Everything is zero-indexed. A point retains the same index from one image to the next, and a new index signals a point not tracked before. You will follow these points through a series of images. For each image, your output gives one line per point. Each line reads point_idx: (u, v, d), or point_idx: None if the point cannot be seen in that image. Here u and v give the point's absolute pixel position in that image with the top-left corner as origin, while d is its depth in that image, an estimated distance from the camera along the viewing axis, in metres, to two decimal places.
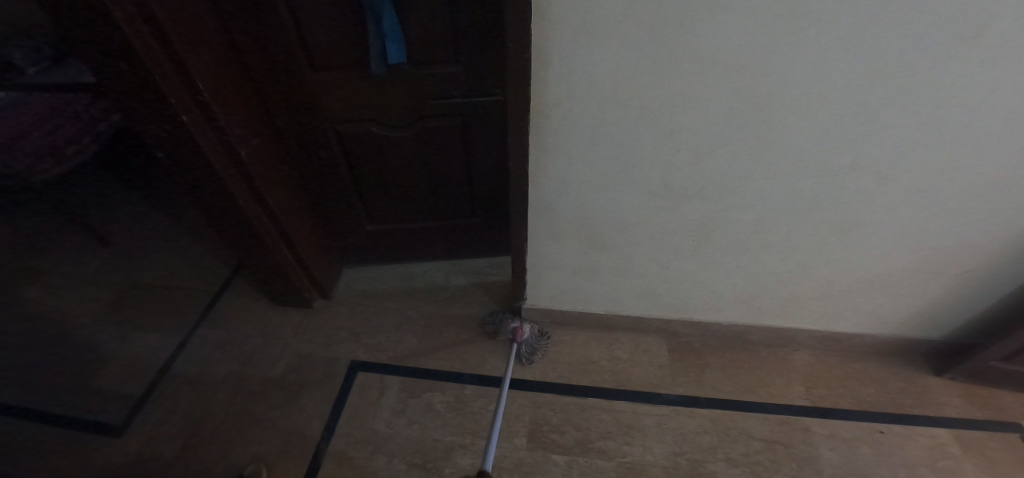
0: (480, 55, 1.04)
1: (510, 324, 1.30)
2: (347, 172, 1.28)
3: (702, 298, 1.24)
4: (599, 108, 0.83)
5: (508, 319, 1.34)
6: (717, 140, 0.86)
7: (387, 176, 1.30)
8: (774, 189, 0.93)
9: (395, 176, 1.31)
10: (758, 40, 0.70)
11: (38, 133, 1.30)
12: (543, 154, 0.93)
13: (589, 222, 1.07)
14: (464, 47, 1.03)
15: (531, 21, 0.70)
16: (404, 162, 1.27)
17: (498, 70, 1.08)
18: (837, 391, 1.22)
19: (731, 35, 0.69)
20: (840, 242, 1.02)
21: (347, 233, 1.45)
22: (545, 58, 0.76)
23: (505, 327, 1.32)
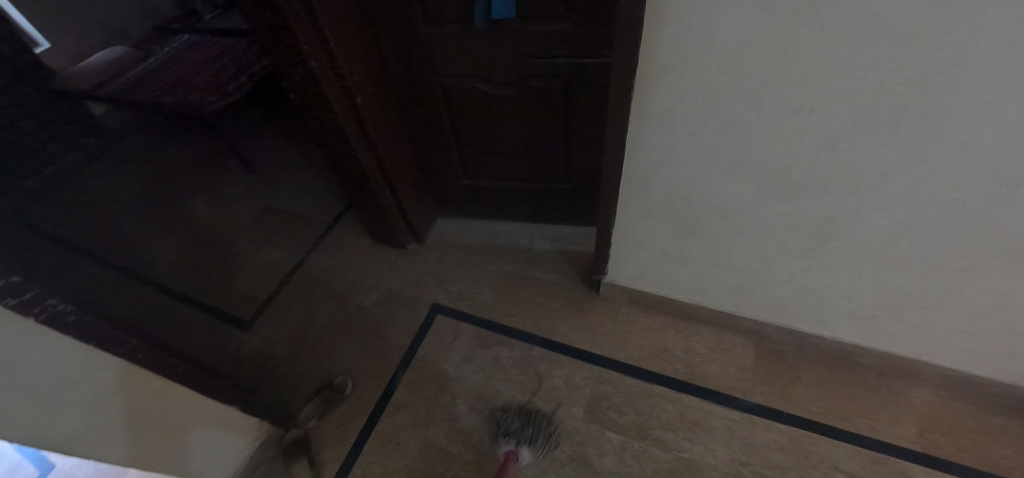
0: (592, 12, 0.98)
1: (503, 447, 1.07)
2: (449, 125, 1.32)
3: (806, 306, 1.10)
4: (715, 78, 0.74)
5: (504, 434, 1.10)
6: (858, 127, 0.72)
7: (485, 133, 1.33)
8: (924, 193, 0.77)
9: (492, 134, 1.32)
10: (941, 4, 0.56)
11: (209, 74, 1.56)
12: (643, 125, 0.87)
13: (685, 204, 0.99)
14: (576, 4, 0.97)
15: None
16: (502, 121, 1.28)
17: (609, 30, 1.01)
18: (962, 443, 1.03)
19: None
20: (1009, 271, 0.82)
21: (443, 184, 1.52)
22: (658, 19, 0.70)
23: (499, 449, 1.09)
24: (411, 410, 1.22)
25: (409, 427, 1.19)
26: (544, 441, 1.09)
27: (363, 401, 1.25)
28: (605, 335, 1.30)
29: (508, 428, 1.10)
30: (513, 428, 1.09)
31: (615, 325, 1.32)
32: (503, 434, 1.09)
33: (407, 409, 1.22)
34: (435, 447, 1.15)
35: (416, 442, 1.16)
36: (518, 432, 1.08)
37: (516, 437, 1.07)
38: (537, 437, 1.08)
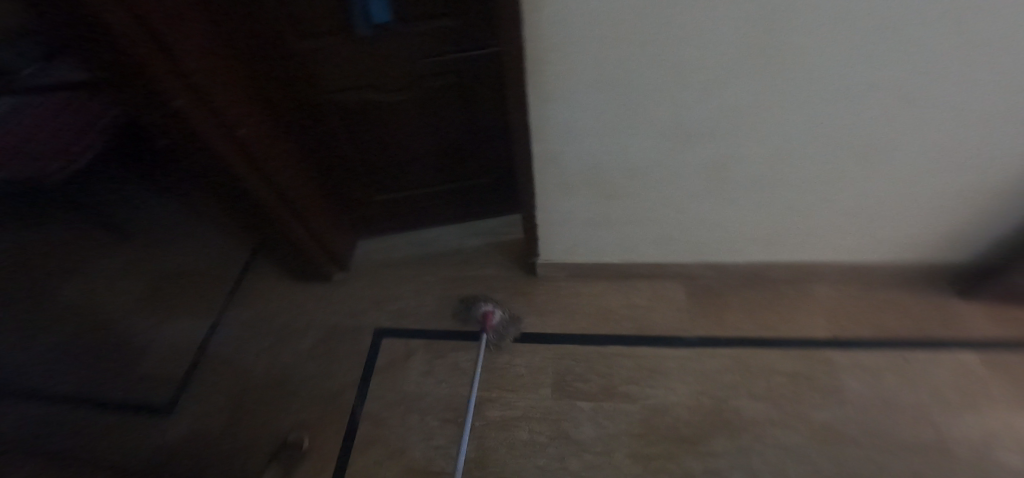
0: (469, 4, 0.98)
1: (482, 306, 1.28)
2: (349, 143, 1.26)
3: (719, 240, 1.23)
4: (601, 52, 0.79)
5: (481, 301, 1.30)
6: (729, 73, 0.81)
7: (389, 144, 1.28)
8: (791, 121, 0.89)
9: (397, 144, 1.29)
10: None
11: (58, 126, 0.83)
12: (545, 105, 0.90)
13: (598, 172, 1.04)
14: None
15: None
16: (405, 128, 1.24)
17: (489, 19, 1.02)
18: (860, 322, 1.22)
19: None
20: (864, 170, 0.98)
21: (357, 205, 1.45)
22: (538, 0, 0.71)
23: (475, 311, 1.29)
24: (380, 443, 1.15)
25: (383, 461, 1.13)
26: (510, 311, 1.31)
27: (327, 448, 1.16)
28: (554, 313, 1.34)
29: (489, 299, 1.32)
30: (494, 301, 1.32)
31: (560, 300, 1.36)
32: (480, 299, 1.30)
33: (376, 443, 1.15)
34: (415, 472, 1.10)
35: (394, 473, 1.10)
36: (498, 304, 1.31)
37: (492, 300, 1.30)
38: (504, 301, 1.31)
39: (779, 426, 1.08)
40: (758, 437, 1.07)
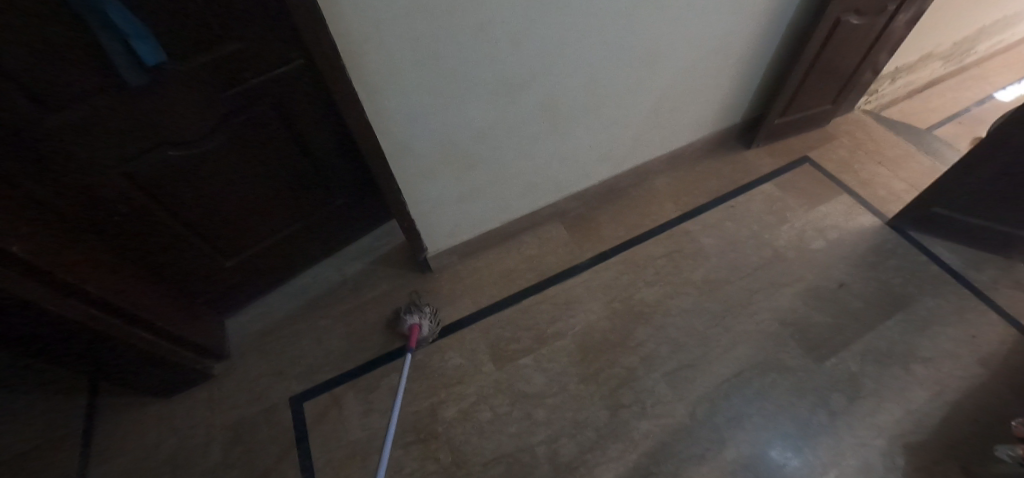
0: (259, 19, 0.87)
1: (410, 319, 1.22)
2: (165, 216, 1.04)
3: (573, 171, 1.37)
4: (410, 28, 0.79)
5: (407, 314, 1.24)
6: (527, 15, 0.89)
7: (218, 201, 1.10)
8: (586, 47, 1.03)
9: (228, 197, 1.11)
10: None
11: None
12: (376, 97, 0.87)
13: (453, 147, 1.05)
14: (236, 16, 0.84)
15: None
16: (230, 176, 1.08)
17: (287, 31, 0.92)
18: (693, 194, 1.51)
19: None
20: (648, 71, 1.20)
21: (205, 283, 1.23)
22: None
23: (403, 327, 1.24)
24: None
25: None
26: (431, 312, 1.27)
27: None
28: (463, 295, 1.34)
29: (409, 310, 1.25)
30: (413, 309, 1.25)
31: (464, 281, 1.37)
32: (406, 312, 1.24)
33: None
34: None
35: None
36: (418, 310, 1.25)
37: (418, 312, 1.24)
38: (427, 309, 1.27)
39: (674, 297, 1.29)
40: (665, 313, 1.27)
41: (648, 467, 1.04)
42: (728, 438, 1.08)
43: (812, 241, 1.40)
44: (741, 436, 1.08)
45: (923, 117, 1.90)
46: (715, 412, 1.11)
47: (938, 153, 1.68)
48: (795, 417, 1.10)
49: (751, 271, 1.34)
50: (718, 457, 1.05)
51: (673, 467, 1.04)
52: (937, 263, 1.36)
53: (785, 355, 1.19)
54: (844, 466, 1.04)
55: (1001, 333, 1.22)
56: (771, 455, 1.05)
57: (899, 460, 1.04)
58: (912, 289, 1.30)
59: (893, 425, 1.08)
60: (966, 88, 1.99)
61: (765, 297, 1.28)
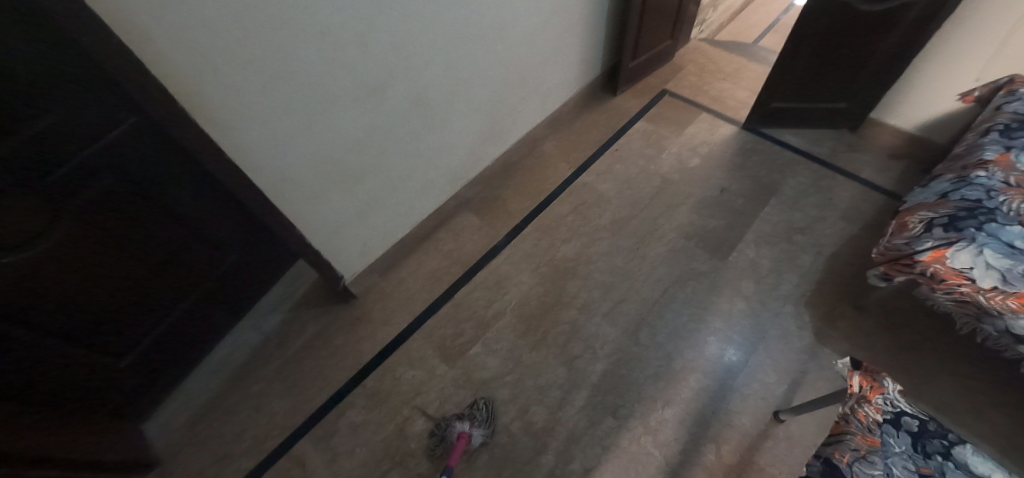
0: (65, 74, 0.69)
1: (458, 425, 1.05)
2: (8, 350, 0.80)
3: (463, 157, 1.38)
4: (245, 51, 0.74)
5: (454, 419, 1.07)
6: (365, 13, 0.88)
7: (91, 301, 0.91)
8: (435, 33, 1.04)
9: (103, 294, 0.92)
10: None
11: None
12: (232, 133, 0.81)
13: (333, 163, 1.02)
14: (30, 67, 0.65)
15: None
16: (97, 269, 0.89)
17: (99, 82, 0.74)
18: (580, 149, 1.61)
19: None
20: (502, 43, 1.24)
21: (91, 403, 1.00)
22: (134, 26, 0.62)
23: (448, 436, 1.06)
24: None
25: None
26: (487, 415, 1.09)
27: None
28: (396, 310, 1.30)
29: (462, 414, 1.08)
30: (469, 415, 1.08)
31: (392, 296, 1.32)
32: (455, 417, 1.07)
33: None
34: None
35: None
36: (474, 417, 1.08)
37: (469, 418, 1.07)
38: (483, 413, 1.09)
39: (591, 245, 1.37)
40: (587, 262, 1.34)
41: (615, 402, 1.11)
42: (673, 350, 1.18)
43: (689, 160, 1.55)
44: (682, 345, 1.18)
45: (748, 33, 2.13)
46: (655, 332, 1.21)
47: (764, 59, 1.94)
48: (719, 312, 1.23)
49: (648, 201, 1.46)
50: (670, 370, 1.15)
51: (635, 394, 1.12)
52: (787, 149, 1.58)
53: (696, 263, 1.32)
54: (768, 338, 1.18)
55: (847, 189, 1.46)
56: (710, 351, 1.17)
57: (806, 316, 1.21)
58: (776, 176, 1.50)
59: (794, 290, 1.26)
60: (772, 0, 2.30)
61: (666, 220, 1.41)
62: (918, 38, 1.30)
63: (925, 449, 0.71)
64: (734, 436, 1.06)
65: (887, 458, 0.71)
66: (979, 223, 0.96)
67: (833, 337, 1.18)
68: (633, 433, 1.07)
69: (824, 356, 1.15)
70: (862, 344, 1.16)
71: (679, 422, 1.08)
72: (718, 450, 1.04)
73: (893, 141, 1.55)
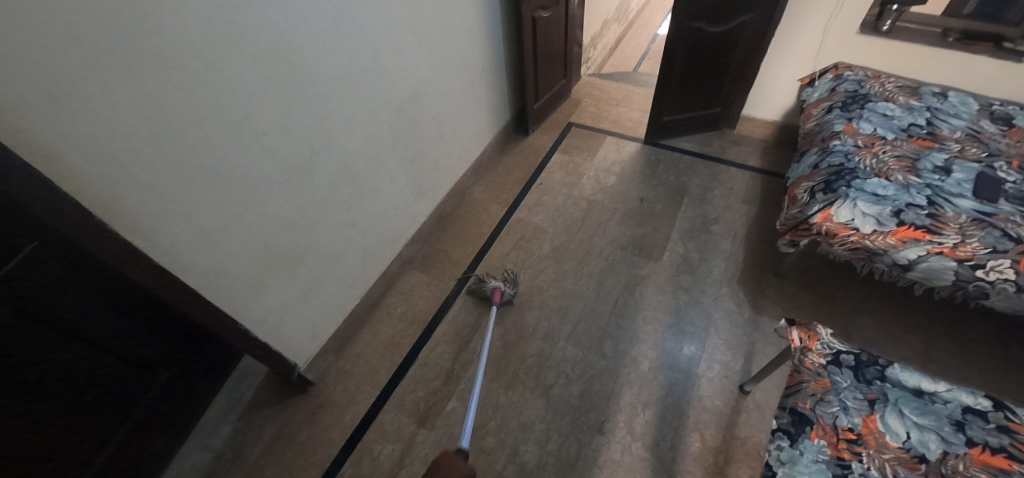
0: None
1: (493, 283, 1.33)
2: None
3: (398, 219, 1.40)
4: (163, 154, 0.73)
5: (489, 279, 1.35)
6: (280, 100, 0.91)
7: (6, 461, 0.77)
8: (351, 108, 1.09)
9: (21, 448, 0.79)
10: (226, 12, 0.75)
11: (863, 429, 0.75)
12: (156, 237, 0.77)
13: (268, 249, 0.99)
14: None
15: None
16: (12, 420, 0.77)
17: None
18: (507, 189, 1.70)
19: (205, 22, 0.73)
20: (416, 108, 1.33)
21: None
22: (40, 143, 0.60)
23: (485, 288, 1.34)
24: None
25: None
26: (513, 278, 1.38)
27: None
28: (358, 386, 1.23)
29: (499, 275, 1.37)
30: (504, 278, 1.37)
31: (352, 373, 1.26)
32: (489, 277, 1.35)
33: None
34: None
35: None
36: (507, 280, 1.36)
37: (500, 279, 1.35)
38: (509, 278, 1.37)
39: (540, 275, 1.43)
40: (539, 291, 1.39)
41: (599, 418, 1.13)
42: (637, 353, 1.23)
43: (606, 180, 1.69)
44: (643, 346, 1.25)
45: (627, 64, 2.43)
46: (618, 341, 1.26)
47: (646, 83, 2.21)
48: (668, 308, 1.32)
49: (581, 223, 1.56)
50: (640, 373, 1.20)
51: (615, 404, 1.15)
52: (685, 153, 1.79)
53: (636, 268, 1.42)
54: (715, 321, 1.29)
55: (742, 177, 1.66)
56: (670, 346, 1.24)
57: (740, 293, 1.34)
58: (682, 178, 1.68)
59: (724, 273, 1.38)
60: (639, 34, 2.65)
61: (600, 236, 1.51)
62: (758, 47, 1.59)
63: (866, 377, 0.81)
64: (711, 419, 1.11)
65: (839, 394, 0.80)
66: (848, 182, 1.16)
67: (767, 305, 1.30)
68: (623, 444, 1.09)
69: (764, 323, 1.26)
70: (792, 305, 1.30)
71: (661, 420, 1.12)
72: (702, 437, 1.09)
73: (765, 131, 1.81)
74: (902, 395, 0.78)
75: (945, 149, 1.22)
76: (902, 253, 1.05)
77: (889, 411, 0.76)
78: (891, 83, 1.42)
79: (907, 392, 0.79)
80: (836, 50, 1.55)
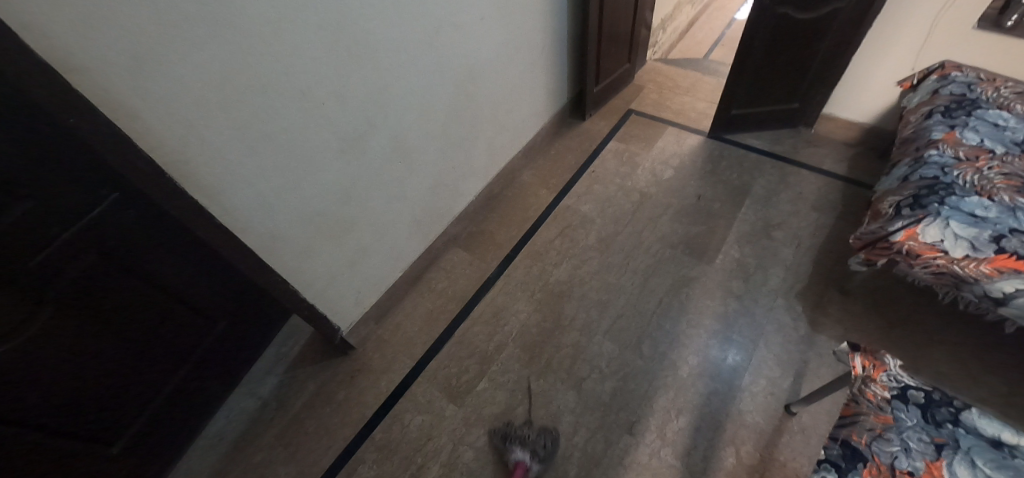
0: (37, 147, 0.68)
1: (516, 454, 1.03)
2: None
3: (446, 196, 1.41)
4: (228, 119, 0.76)
5: (514, 444, 1.05)
6: (342, 70, 0.91)
7: (83, 386, 0.86)
8: (409, 81, 1.08)
9: (94, 377, 0.88)
10: None
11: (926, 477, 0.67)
12: (220, 197, 0.81)
13: (321, 217, 1.02)
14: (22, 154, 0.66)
15: (51, 69, 0.55)
16: (88, 350, 0.85)
17: (83, 160, 0.74)
18: (557, 174, 1.66)
19: None
20: (473, 85, 1.30)
21: None
22: (122, 103, 0.63)
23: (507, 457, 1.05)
24: None
25: None
26: (547, 436, 1.07)
27: None
28: (395, 356, 1.27)
29: (524, 439, 1.06)
30: (531, 442, 1.06)
31: (390, 342, 1.30)
32: (513, 442, 1.06)
33: None
34: None
35: None
36: (536, 445, 1.05)
37: (527, 446, 1.04)
38: (541, 439, 1.06)
39: (583, 266, 1.40)
40: (580, 283, 1.36)
41: (629, 419, 1.10)
42: (677, 358, 1.19)
43: (662, 173, 1.61)
44: (684, 351, 1.20)
45: (698, 49, 2.27)
46: (658, 343, 1.22)
47: (717, 71, 2.06)
48: (714, 315, 1.26)
49: (631, 216, 1.50)
50: (677, 379, 1.15)
51: (647, 407, 1.12)
52: (753, 152, 1.66)
53: (685, 269, 1.35)
54: (766, 334, 1.21)
55: (814, 182, 1.53)
56: (713, 354, 1.19)
57: (797, 307, 1.25)
58: (746, 178, 1.57)
59: (781, 284, 1.29)
60: (715, 17, 2.47)
61: (650, 232, 1.45)
62: (850, 38, 1.43)
63: (935, 419, 0.73)
64: (750, 436, 1.06)
65: (901, 433, 0.72)
66: (942, 198, 1.03)
67: (826, 324, 1.21)
68: (651, 448, 1.06)
69: (821, 343, 1.18)
70: (857, 328, 1.20)
71: (695, 430, 1.08)
72: (737, 453, 1.04)
73: (847, 132, 1.65)
74: (977, 444, 0.70)
75: None
76: (997, 284, 0.93)
77: (958, 460, 0.69)
78: (1009, 88, 1.24)
79: (983, 441, 0.70)
80: (946, 46, 1.36)
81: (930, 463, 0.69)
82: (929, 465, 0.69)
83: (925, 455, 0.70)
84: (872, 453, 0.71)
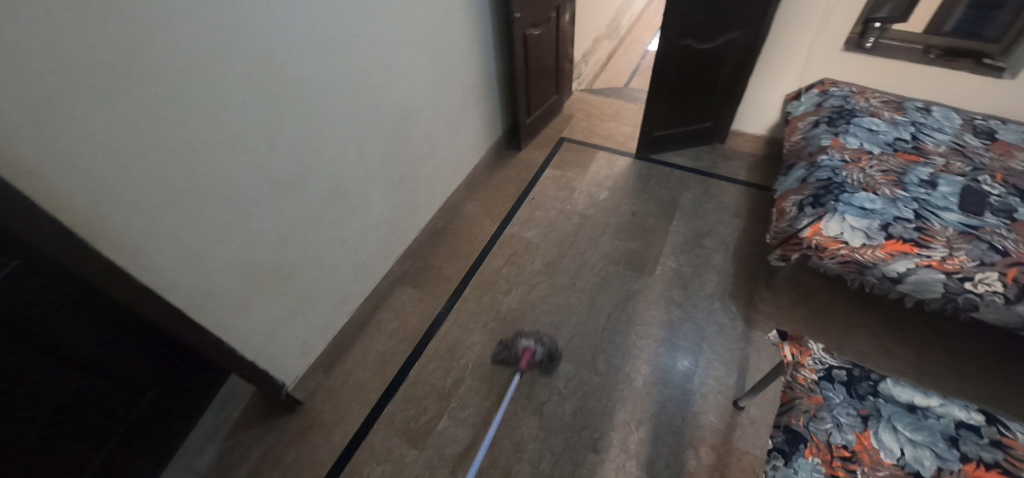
0: None
1: (522, 342, 1.22)
2: None
3: (389, 234, 1.39)
4: (149, 172, 0.73)
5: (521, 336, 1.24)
6: (271, 117, 0.91)
7: None
8: (343, 123, 1.09)
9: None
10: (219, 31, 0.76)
11: (860, 448, 0.74)
12: (143, 255, 0.76)
13: (257, 266, 0.98)
14: None
15: None
16: None
17: None
18: (499, 204, 1.70)
19: (198, 41, 0.74)
20: (408, 124, 1.33)
21: None
22: (24, 163, 0.59)
23: (513, 349, 1.23)
24: None
25: None
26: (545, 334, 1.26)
27: None
28: (349, 405, 1.21)
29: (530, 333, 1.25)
30: (535, 335, 1.25)
31: (342, 391, 1.24)
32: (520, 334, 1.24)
33: None
34: None
35: None
36: (538, 338, 1.24)
37: (533, 336, 1.23)
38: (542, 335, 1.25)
39: (532, 290, 1.42)
40: (531, 307, 1.38)
41: (593, 436, 1.11)
42: (631, 369, 1.22)
43: (598, 195, 1.70)
44: (637, 362, 1.24)
45: (618, 79, 2.46)
46: (611, 357, 1.25)
47: (637, 98, 2.24)
48: (660, 323, 1.32)
49: (573, 237, 1.56)
50: (633, 389, 1.19)
51: (609, 421, 1.13)
52: (676, 168, 1.80)
53: (629, 283, 1.42)
54: (708, 335, 1.28)
55: (732, 191, 1.68)
56: (664, 361, 1.24)
57: (733, 307, 1.34)
58: (674, 192, 1.69)
59: (716, 287, 1.39)
60: (629, 50, 2.69)
61: (592, 251, 1.51)
62: (745, 64, 1.62)
63: (858, 392, 0.81)
64: (707, 435, 1.10)
65: (832, 410, 0.79)
66: (836, 196, 1.17)
67: (759, 319, 1.31)
68: (617, 462, 1.07)
69: (757, 338, 1.26)
70: (786, 320, 1.30)
71: (656, 437, 1.10)
72: (697, 454, 1.07)
73: (754, 145, 1.84)
74: (896, 410, 0.78)
75: (930, 163, 1.24)
76: (891, 266, 1.06)
77: (882, 427, 0.76)
78: (875, 98, 1.45)
79: (900, 407, 0.78)
80: (821, 66, 1.58)
81: (862, 435, 0.75)
82: (862, 437, 0.75)
83: (857, 428, 0.76)
84: (813, 433, 0.77)
